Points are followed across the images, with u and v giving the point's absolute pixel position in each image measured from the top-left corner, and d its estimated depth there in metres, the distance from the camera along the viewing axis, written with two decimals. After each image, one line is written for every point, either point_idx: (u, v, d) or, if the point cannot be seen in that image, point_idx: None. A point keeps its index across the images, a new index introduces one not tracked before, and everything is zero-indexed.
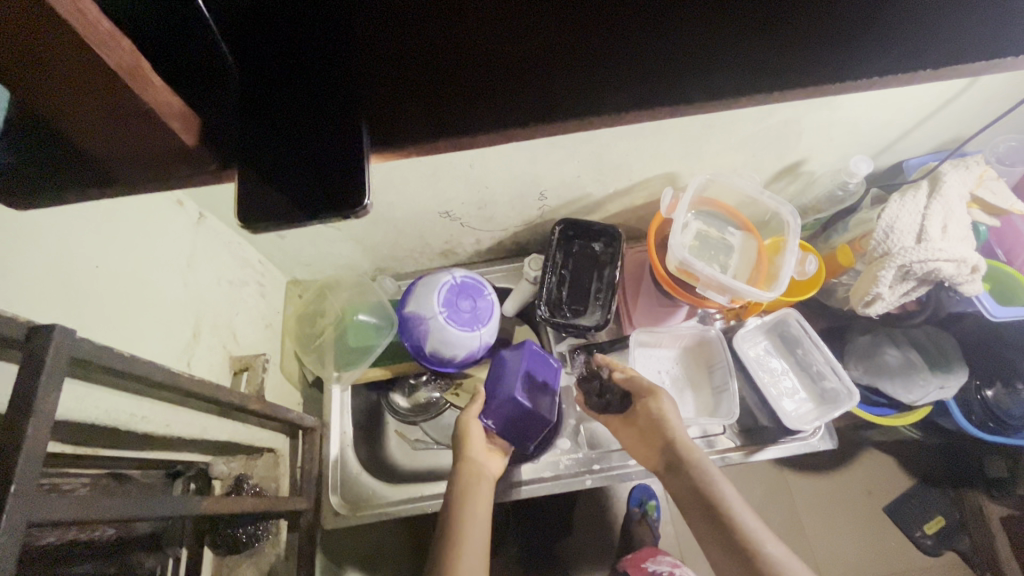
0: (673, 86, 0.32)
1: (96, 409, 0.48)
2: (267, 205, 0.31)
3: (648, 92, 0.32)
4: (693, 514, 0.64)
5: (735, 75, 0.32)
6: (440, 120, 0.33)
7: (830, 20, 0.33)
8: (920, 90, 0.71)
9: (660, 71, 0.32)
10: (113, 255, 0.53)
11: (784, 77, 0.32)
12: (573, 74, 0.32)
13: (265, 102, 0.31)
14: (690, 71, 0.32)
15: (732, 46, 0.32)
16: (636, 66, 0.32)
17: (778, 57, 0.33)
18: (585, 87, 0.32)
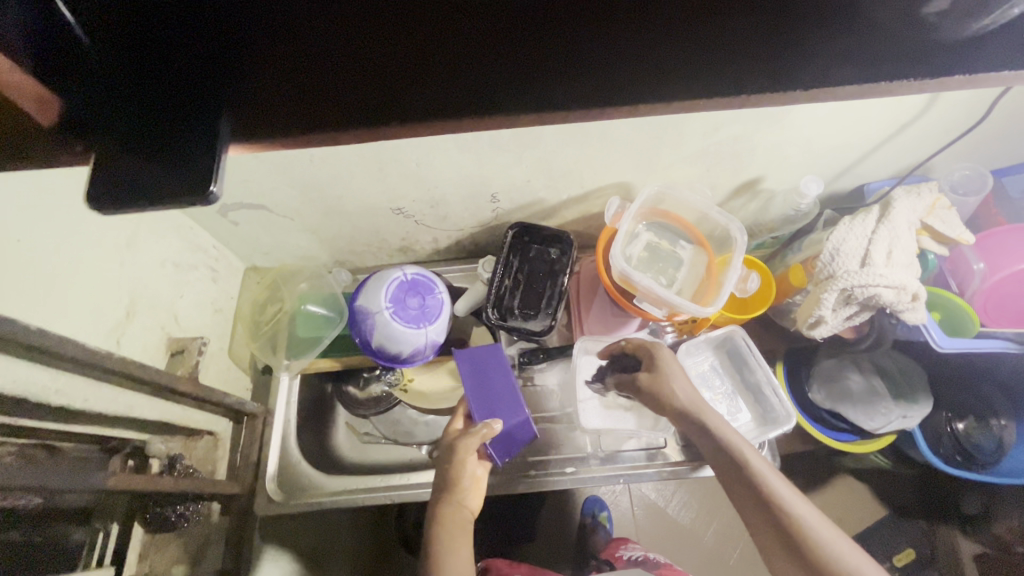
0: (536, 97, 0.33)
1: (7, 380, 0.50)
2: (120, 189, 0.32)
3: (511, 102, 0.34)
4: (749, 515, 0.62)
5: (597, 91, 0.34)
6: (299, 118, 0.33)
7: (698, 40, 0.34)
8: (872, 113, 0.70)
9: (524, 84, 0.34)
10: (40, 231, 0.55)
11: (646, 94, 0.34)
12: (434, 78, 0.33)
13: (127, 90, 0.32)
14: (554, 85, 0.34)
15: (594, 63, 0.34)
16: (495, 76, 0.34)
17: (643, 76, 0.34)
18: (449, 92, 0.34)
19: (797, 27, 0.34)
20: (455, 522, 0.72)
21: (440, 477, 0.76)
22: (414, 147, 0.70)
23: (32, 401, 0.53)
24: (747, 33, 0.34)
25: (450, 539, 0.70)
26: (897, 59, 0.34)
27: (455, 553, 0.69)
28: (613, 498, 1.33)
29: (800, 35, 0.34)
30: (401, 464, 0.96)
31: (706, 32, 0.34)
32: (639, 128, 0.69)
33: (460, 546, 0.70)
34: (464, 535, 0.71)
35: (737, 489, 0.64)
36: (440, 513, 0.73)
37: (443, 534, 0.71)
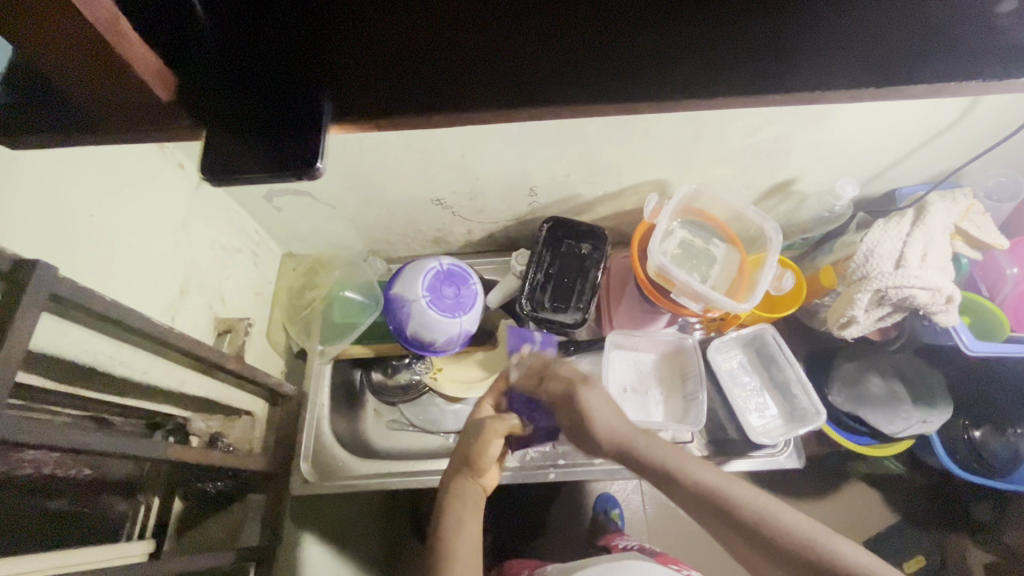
0: (619, 86, 0.35)
1: (77, 348, 0.51)
2: (232, 162, 0.34)
3: (594, 90, 0.35)
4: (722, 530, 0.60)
5: (677, 81, 0.35)
6: (396, 100, 0.35)
7: (777, 37, 0.35)
8: (911, 117, 0.71)
9: (606, 72, 0.35)
10: (108, 205, 0.57)
11: (724, 85, 0.35)
12: (524, 67, 0.35)
13: (238, 68, 0.34)
14: (637, 76, 0.35)
15: (675, 55, 0.35)
16: (583, 64, 0.35)
17: (721, 68, 0.35)
18: (536, 79, 0.35)
19: (871, 25, 0.35)
20: (470, 500, 0.71)
21: (460, 455, 0.74)
22: (462, 138, 0.71)
23: (98, 370, 0.55)
24: (822, 31, 0.35)
25: (463, 518, 0.69)
26: (969, 58, 0.34)
27: (469, 528, 0.68)
28: (625, 496, 1.35)
29: (875, 33, 0.35)
30: (428, 452, 0.97)
31: (782, 29, 0.35)
32: (682, 124, 0.71)
33: (472, 520, 0.70)
34: (478, 512, 0.71)
35: (718, 526, 0.60)
36: (455, 489, 0.72)
37: (456, 513, 0.69)
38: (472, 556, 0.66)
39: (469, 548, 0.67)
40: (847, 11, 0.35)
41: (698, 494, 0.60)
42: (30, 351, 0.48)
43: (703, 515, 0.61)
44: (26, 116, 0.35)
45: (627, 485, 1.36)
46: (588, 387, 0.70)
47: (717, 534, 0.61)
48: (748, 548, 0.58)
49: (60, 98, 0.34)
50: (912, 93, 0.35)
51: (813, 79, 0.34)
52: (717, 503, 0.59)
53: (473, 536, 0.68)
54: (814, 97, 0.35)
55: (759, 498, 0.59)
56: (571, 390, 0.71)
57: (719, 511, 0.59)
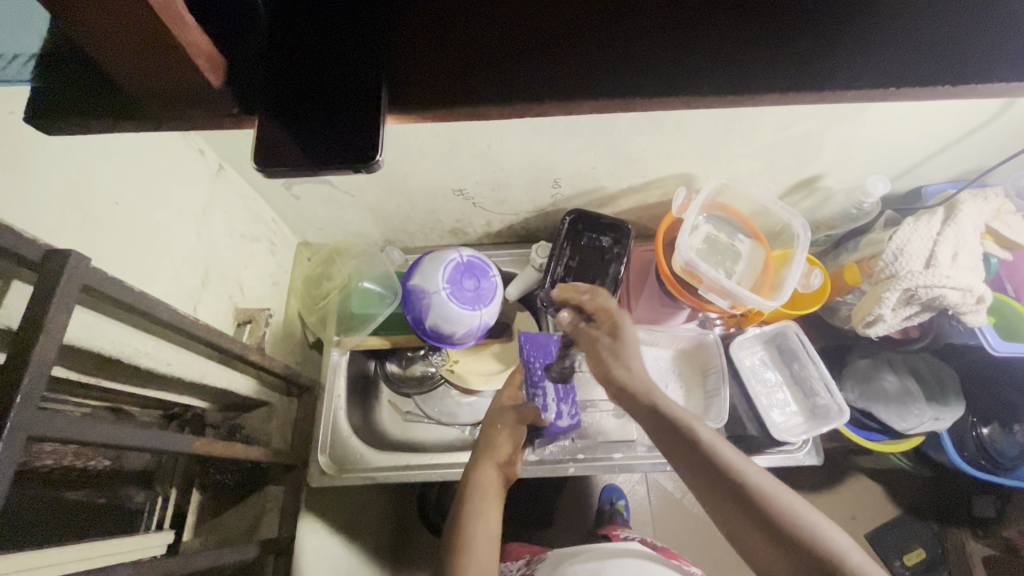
0: (671, 79, 0.33)
1: (104, 340, 0.50)
2: (284, 153, 0.32)
3: (645, 82, 0.33)
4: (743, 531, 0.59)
5: (731, 75, 0.33)
6: (456, 90, 0.34)
7: (841, 27, 0.33)
8: (947, 114, 0.70)
9: (660, 64, 0.33)
10: (134, 193, 0.55)
11: (786, 79, 0.33)
12: (580, 56, 0.33)
13: (288, 55, 0.32)
14: (691, 68, 0.33)
15: (734, 47, 0.33)
16: (637, 54, 0.33)
17: (781, 63, 0.33)
18: (587, 73, 0.33)
19: (934, 17, 0.33)
20: (492, 484, 0.72)
21: (483, 446, 0.77)
22: (491, 128, 0.70)
23: (124, 362, 0.54)
24: (879, 24, 0.33)
25: (482, 501, 0.69)
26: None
27: (489, 514, 0.68)
28: (631, 487, 1.35)
29: (935, 28, 0.33)
30: (443, 444, 0.96)
31: (842, 21, 0.33)
32: (716, 118, 0.69)
33: (491, 509, 0.69)
34: (497, 501, 0.70)
35: (727, 508, 0.60)
36: (478, 475, 0.73)
37: (478, 497, 0.69)
38: (487, 539, 0.65)
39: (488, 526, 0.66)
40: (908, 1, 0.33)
41: (717, 470, 0.61)
42: (60, 342, 0.47)
43: (714, 494, 0.61)
44: (67, 99, 0.33)
45: (632, 477, 1.36)
46: (625, 319, 0.78)
47: (721, 516, 0.61)
48: (753, 533, 0.58)
49: (107, 83, 0.33)
50: (969, 90, 0.34)
51: (869, 77, 0.33)
52: (731, 483, 0.60)
53: (492, 521, 0.68)
54: (866, 94, 0.34)
55: (773, 482, 0.60)
56: (602, 332, 0.78)
57: (731, 491, 0.60)
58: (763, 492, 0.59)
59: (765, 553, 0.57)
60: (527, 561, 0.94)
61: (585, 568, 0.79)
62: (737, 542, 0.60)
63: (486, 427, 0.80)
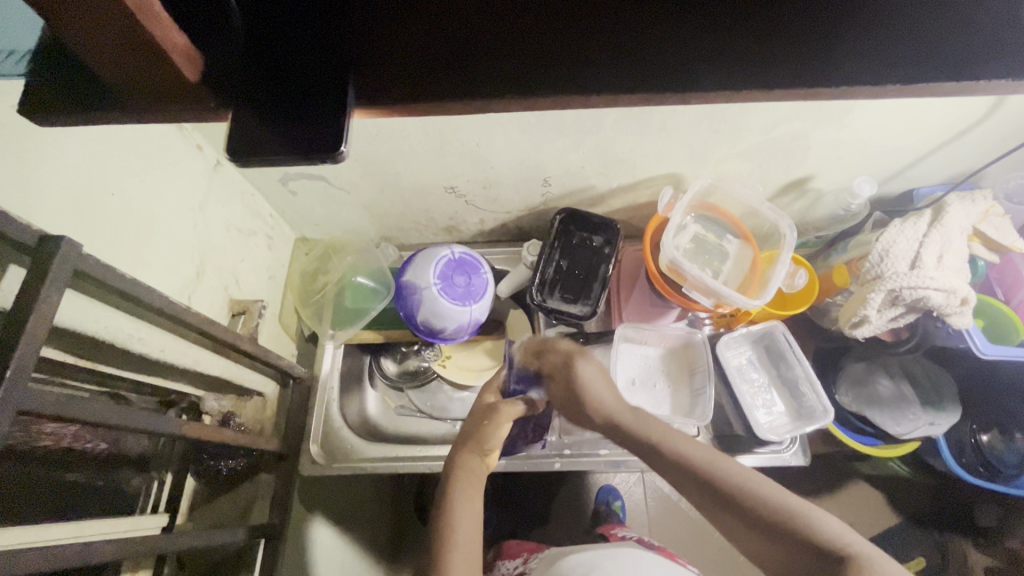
0: (628, 75, 0.34)
1: (96, 324, 0.52)
2: (256, 144, 0.34)
3: (604, 80, 0.35)
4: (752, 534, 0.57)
5: (686, 72, 0.34)
6: (418, 87, 0.35)
7: (791, 27, 0.34)
8: (933, 117, 0.70)
9: (618, 64, 0.35)
10: (130, 186, 0.58)
11: (739, 77, 0.34)
12: (537, 53, 0.35)
13: (262, 53, 0.34)
14: (649, 68, 0.34)
15: (689, 45, 0.34)
16: (596, 52, 0.35)
17: (736, 60, 0.34)
18: (545, 71, 0.35)
19: (886, 15, 0.34)
20: (477, 474, 0.70)
21: (470, 435, 0.74)
22: (480, 126, 0.71)
23: (117, 347, 0.56)
24: (831, 20, 0.34)
25: (467, 490, 0.67)
26: (982, 53, 0.34)
27: (471, 506, 0.66)
28: (627, 488, 1.36)
29: (889, 25, 0.34)
30: (433, 439, 0.98)
31: (793, 22, 0.34)
32: (700, 119, 0.70)
33: (474, 500, 0.67)
34: (479, 493, 0.69)
35: (718, 511, 0.59)
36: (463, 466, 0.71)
37: (463, 487, 0.68)
38: (470, 524, 0.64)
39: (468, 519, 0.64)
40: (862, 3, 0.34)
41: (696, 476, 0.60)
42: (52, 325, 0.49)
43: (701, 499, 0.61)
44: (55, 92, 0.35)
45: (628, 478, 1.36)
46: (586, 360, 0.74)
47: (711, 518, 0.61)
48: (752, 535, 0.57)
49: (92, 78, 0.35)
50: (925, 88, 0.35)
51: (825, 73, 0.34)
52: (712, 484, 0.59)
53: (475, 509, 0.66)
54: (819, 93, 0.35)
55: (756, 480, 0.59)
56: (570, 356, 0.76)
57: (715, 493, 0.59)
58: (746, 491, 0.58)
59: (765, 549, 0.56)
60: (526, 558, 0.94)
61: (580, 563, 0.79)
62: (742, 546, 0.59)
63: (474, 417, 0.78)
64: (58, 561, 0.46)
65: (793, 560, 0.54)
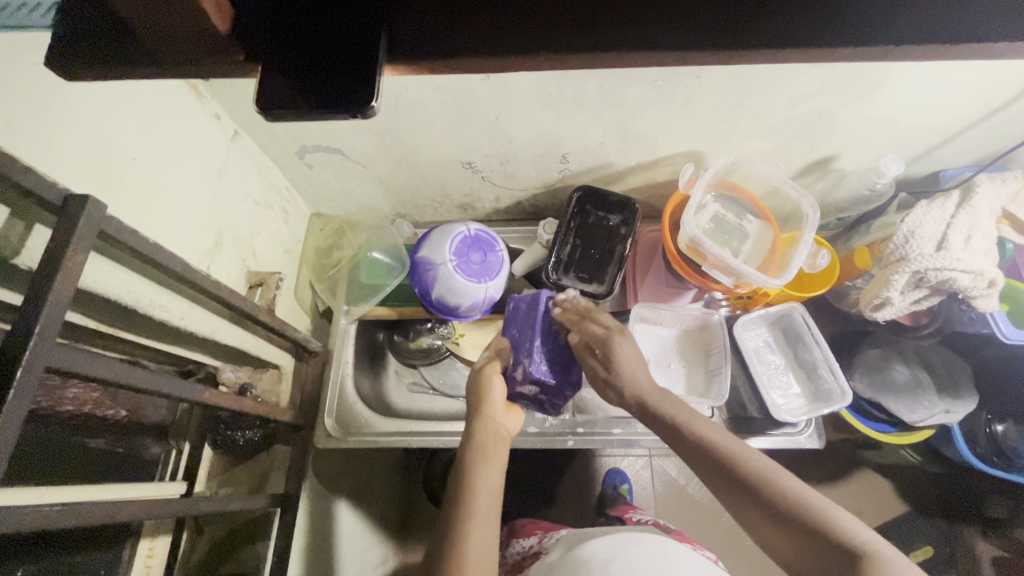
0: (661, 28, 0.33)
1: (119, 288, 0.52)
2: (283, 100, 0.33)
3: (637, 33, 0.34)
4: (750, 510, 0.57)
5: (724, 28, 0.33)
6: (446, 43, 0.34)
7: None
8: (966, 94, 0.68)
9: (648, 20, 0.33)
10: (150, 153, 0.57)
11: (775, 38, 0.33)
12: (567, 10, 0.34)
13: (290, 6, 0.34)
14: (685, 22, 0.33)
15: (724, 1, 0.33)
16: (629, 8, 0.34)
17: (770, 18, 0.33)
18: (578, 29, 0.34)
19: None
20: (490, 436, 0.69)
21: (471, 400, 0.75)
22: (499, 98, 0.70)
23: (138, 313, 0.56)
24: None
25: (484, 454, 0.66)
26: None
27: (488, 465, 0.65)
28: (635, 472, 1.36)
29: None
30: (445, 416, 0.98)
31: None
32: (726, 93, 0.69)
33: (491, 459, 0.66)
34: (499, 451, 0.68)
35: (737, 500, 0.58)
36: (476, 432, 0.69)
37: (477, 446, 0.67)
38: (488, 488, 0.63)
39: (488, 483, 0.63)
40: None
41: (723, 468, 0.59)
42: (76, 287, 0.49)
43: (720, 487, 0.60)
44: (84, 42, 0.35)
45: (636, 462, 1.37)
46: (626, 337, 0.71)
47: (724, 497, 0.60)
48: (756, 516, 0.57)
49: (118, 32, 0.34)
50: (970, 49, 0.33)
51: (871, 31, 0.33)
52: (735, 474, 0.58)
53: (497, 467, 0.65)
54: (864, 53, 0.34)
55: (774, 470, 0.57)
56: (608, 335, 0.71)
57: (728, 476, 0.58)
58: (763, 477, 0.57)
59: (779, 540, 0.55)
60: (540, 537, 0.95)
61: (600, 551, 0.77)
62: (748, 527, 0.58)
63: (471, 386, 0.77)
64: (83, 520, 0.47)
65: (804, 546, 0.53)
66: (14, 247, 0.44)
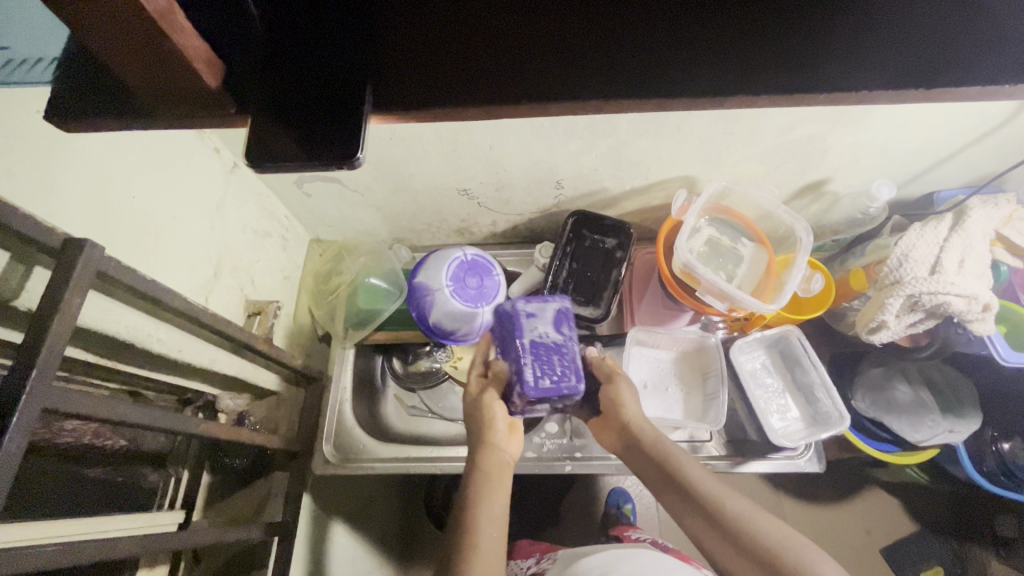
0: (646, 78, 0.34)
1: (115, 324, 0.53)
2: (274, 149, 0.34)
3: (620, 83, 0.35)
4: (726, 551, 0.62)
5: (702, 77, 0.34)
6: (433, 94, 0.36)
7: (805, 27, 0.34)
8: (953, 120, 0.69)
9: (628, 68, 0.34)
10: (150, 190, 0.59)
11: (750, 84, 0.34)
12: (551, 56, 0.35)
13: (280, 62, 0.35)
14: (668, 72, 0.34)
15: (702, 50, 0.34)
16: (608, 58, 0.35)
17: (751, 62, 0.34)
18: (561, 80, 0.35)
19: (902, 14, 0.34)
20: (494, 466, 0.68)
21: (474, 425, 0.71)
22: (492, 129, 0.72)
23: (136, 347, 0.57)
24: (849, 23, 0.34)
25: (491, 488, 0.65)
26: (1015, 61, 0.33)
27: (491, 502, 0.64)
28: (638, 492, 1.35)
29: (918, 29, 0.34)
30: (445, 440, 0.97)
31: (807, 19, 0.34)
32: (715, 121, 0.70)
33: (495, 495, 0.65)
34: (500, 483, 0.67)
35: (709, 539, 0.64)
36: (479, 464, 0.68)
37: (481, 482, 0.66)
38: (491, 526, 0.63)
39: (490, 516, 0.63)
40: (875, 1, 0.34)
41: (701, 505, 0.65)
42: (75, 325, 0.50)
43: (695, 527, 0.65)
44: (81, 96, 0.36)
45: (640, 481, 1.36)
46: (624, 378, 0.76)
47: (699, 540, 0.65)
48: (732, 556, 0.62)
49: (113, 87, 0.36)
50: (945, 92, 0.34)
51: (850, 75, 0.34)
52: (718, 519, 0.63)
53: (498, 505, 0.65)
54: (841, 98, 0.35)
55: (750, 513, 0.63)
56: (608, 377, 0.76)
57: (705, 514, 0.64)
58: (739, 519, 0.63)
59: None
60: (538, 559, 0.94)
61: (594, 567, 0.77)
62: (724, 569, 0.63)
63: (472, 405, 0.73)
64: (79, 557, 0.47)
65: None
66: (14, 289, 0.45)
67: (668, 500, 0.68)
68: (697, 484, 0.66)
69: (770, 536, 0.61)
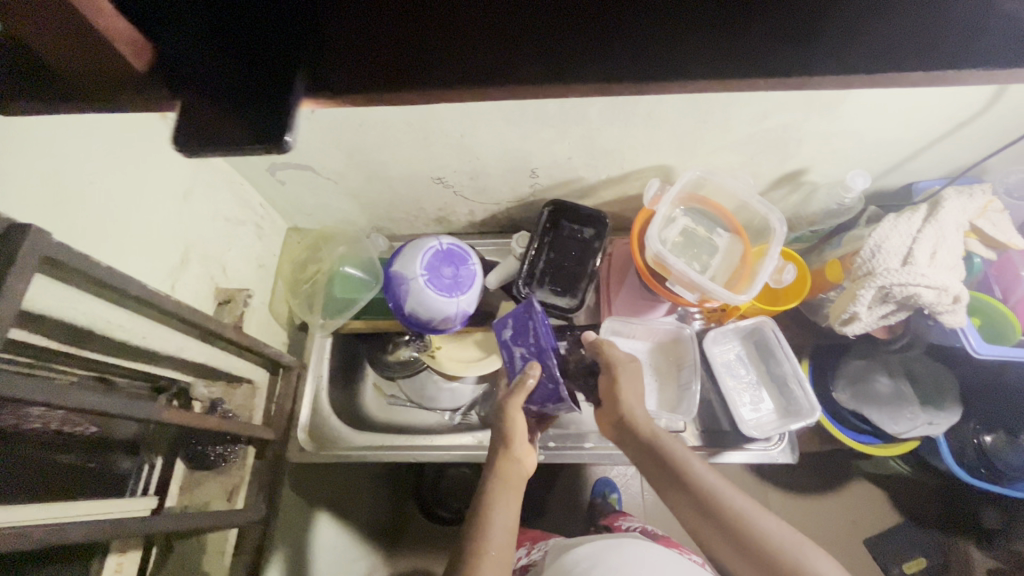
0: (587, 64, 0.34)
1: (72, 310, 0.53)
2: (209, 134, 0.34)
3: (561, 70, 0.34)
4: (728, 548, 0.63)
5: (645, 63, 0.34)
6: (367, 78, 0.35)
7: (747, 10, 0.33)
8: (927, 109, 0.68)
9: (569, 52, 0.34)
10: (110, 176, 0.58)
11: (692, 69, 0.33)
12: (489, 41, 0.34)
13: (209, 46, 0.34)
14: (610, 59, 0.34)
15: (641, 35, 0.34)
16: (547, 43, 0.34)
17: (689, 47, 0.33)
18: (501, 64, 0.34)
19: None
20: (511, 475, 0.72)
21: (495, 437, 0.76)
22: (461, 116, 0.71)
23: (97, 334, 0.58)
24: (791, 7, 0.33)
25: (505, 497, 0.69)
26: (960, 42, 0.32)
27: (505, 509, 0.68)
28: (623, 482, 1.35)
29: (863, 12, 0.33)
30: (423, 430, 0.99)
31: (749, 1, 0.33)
32: (686, 110, 0.69)
33: (510, 501, 0.69)
34: (516, 491, 0.71)
35: (712, 537, 0.64)
36: (496, 472, 0.72)
37: (497, 488, 0.70)
38: (504, 530, 0.66)
39: (502, 522, 0.66)
40: None
41: (705, 504, 0.64)
42: (30, 311, 0.50)
43: (698, 525, 0.65)
44: (14, 81, 0.35)
45: (625, 471, 1.36)
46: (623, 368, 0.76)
47: (701, 537, 0.65)
48: (734, 554, 0.63)
49: (44, 73, 0.35)
50: (892, 77, 0.33)
51: (794, 59, 0.33)
52: (721, 518, 0.63)
53: (509, 512, 0.68)
54: (786, 83, 0.34)
55: (752, 511, 0.63)
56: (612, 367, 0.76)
57: (707, 512, 0.64)
58: (742, 519, 0.63)
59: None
60: (528, 549, 0.95)
61: (582, 559, 0.77)
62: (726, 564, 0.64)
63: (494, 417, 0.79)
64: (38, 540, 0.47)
65: None
66: None
67: (671, 496, 0.67)
68: (703, 483, 0.65)
69: (772, 536, 0.61)
